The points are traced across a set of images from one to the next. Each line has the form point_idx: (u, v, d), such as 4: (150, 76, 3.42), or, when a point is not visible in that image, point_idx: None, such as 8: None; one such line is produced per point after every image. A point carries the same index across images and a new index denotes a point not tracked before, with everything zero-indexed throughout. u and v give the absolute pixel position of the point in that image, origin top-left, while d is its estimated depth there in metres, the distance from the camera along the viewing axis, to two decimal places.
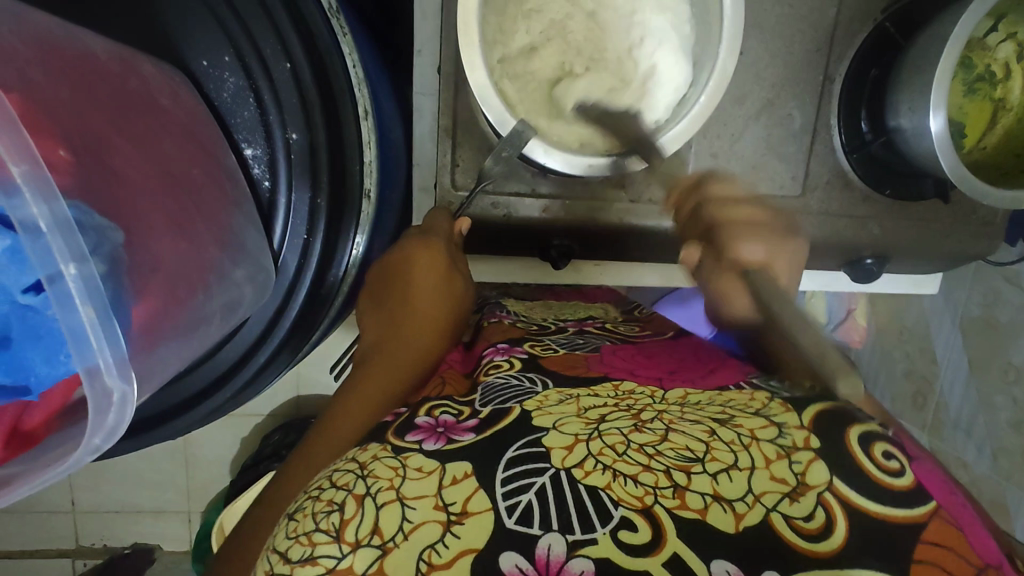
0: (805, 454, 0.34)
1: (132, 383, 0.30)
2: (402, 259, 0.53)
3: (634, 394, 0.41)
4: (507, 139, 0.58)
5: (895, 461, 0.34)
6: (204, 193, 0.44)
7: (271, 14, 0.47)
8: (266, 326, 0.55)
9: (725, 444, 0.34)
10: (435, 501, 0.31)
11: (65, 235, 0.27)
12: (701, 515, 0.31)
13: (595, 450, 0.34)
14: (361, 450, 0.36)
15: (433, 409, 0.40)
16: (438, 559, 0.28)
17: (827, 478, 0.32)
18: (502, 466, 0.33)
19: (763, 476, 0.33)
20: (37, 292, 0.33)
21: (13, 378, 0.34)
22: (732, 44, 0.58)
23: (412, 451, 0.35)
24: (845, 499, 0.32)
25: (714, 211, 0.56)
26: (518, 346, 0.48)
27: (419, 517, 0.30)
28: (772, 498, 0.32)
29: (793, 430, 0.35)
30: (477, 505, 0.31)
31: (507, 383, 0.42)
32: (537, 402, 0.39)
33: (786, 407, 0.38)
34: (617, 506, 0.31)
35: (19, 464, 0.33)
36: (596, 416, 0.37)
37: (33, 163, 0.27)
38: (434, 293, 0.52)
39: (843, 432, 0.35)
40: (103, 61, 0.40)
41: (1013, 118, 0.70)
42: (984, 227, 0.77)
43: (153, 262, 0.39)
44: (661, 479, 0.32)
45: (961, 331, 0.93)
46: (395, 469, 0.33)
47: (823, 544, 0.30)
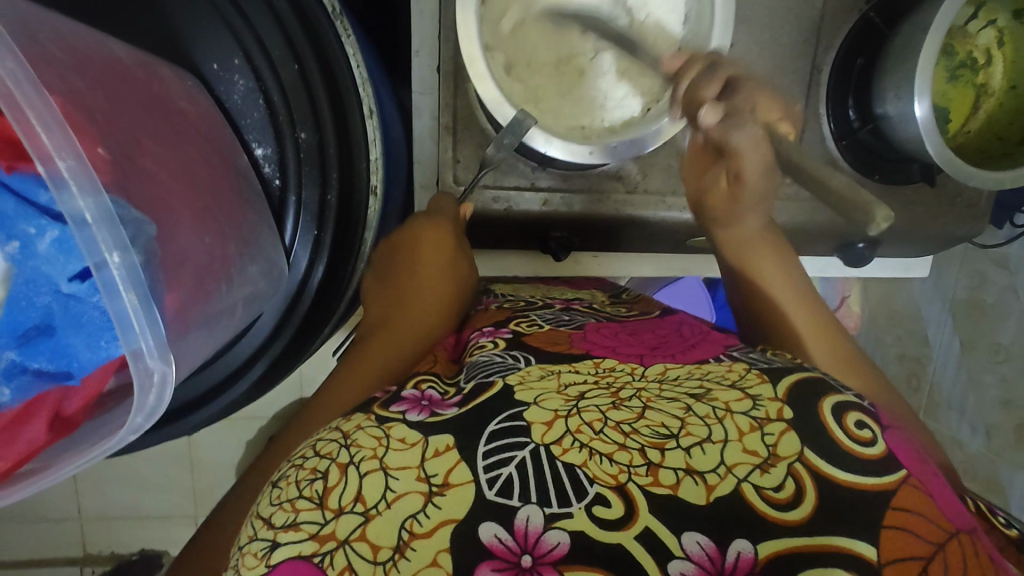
0: (778, 426, 0.35)
1: (171, 363, 0.31)
2: (411, 243, 0.54)
3: (614, 372, 0.42)
4: (508, 128, 0.59)
5: (867, 431, 0.36)
6: (222, 191, 0.46)
7: (281, 20, 0.49)
8: (282, 318, 0.57)
9: (699, 419, 0.36)
10: (418, 473, 0.33)
11: (108, 227, 0.29)
12: (673, 490, 0.32)
13: (573, 427, 0.35)
14: (343, 420, 0.39)
15: (420, 383, 0.42)
16: (419, 528, 0.31)
17: (798, 448, 0.34)
18: (483, 440, 0.35)
19: (736, 447, 0.34)
20: (82, 280, 0.34)
21: (58, 364, 0.35)
22: (723, 35, 0.61)
23: (395, 421, 0.37)
24: (814, 466, 0.34)
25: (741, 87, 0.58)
26: (503, 328, 0.49)
27: (401, 487, 0.33)
28: (742, 470, 0.33)
29: (767, 402, 0.37)
30: (459, 477, 0.33)
31: (491, 361, 0.43)
32: (519, 376, 0.40)
33: (761, 377, 0.39)
34: (592, 483, 0.32)
35: (66, 448, 0.35)
36: (575, 393, 0.39)
37: (80, 159, 0.29)
38: (441, 271, 0.53)
39: (817, 405, 0.37)
40: (126, 65, 0.41)
41: (995, 103, 0.72)
42: (969, 209, 0.79)
43: (181, 256, 0.40)
44: (636, 457, 0.34)
45: (950, 312, 0.96)
46: (378, 439, 0.35)
47: (792, 513, 0.32)
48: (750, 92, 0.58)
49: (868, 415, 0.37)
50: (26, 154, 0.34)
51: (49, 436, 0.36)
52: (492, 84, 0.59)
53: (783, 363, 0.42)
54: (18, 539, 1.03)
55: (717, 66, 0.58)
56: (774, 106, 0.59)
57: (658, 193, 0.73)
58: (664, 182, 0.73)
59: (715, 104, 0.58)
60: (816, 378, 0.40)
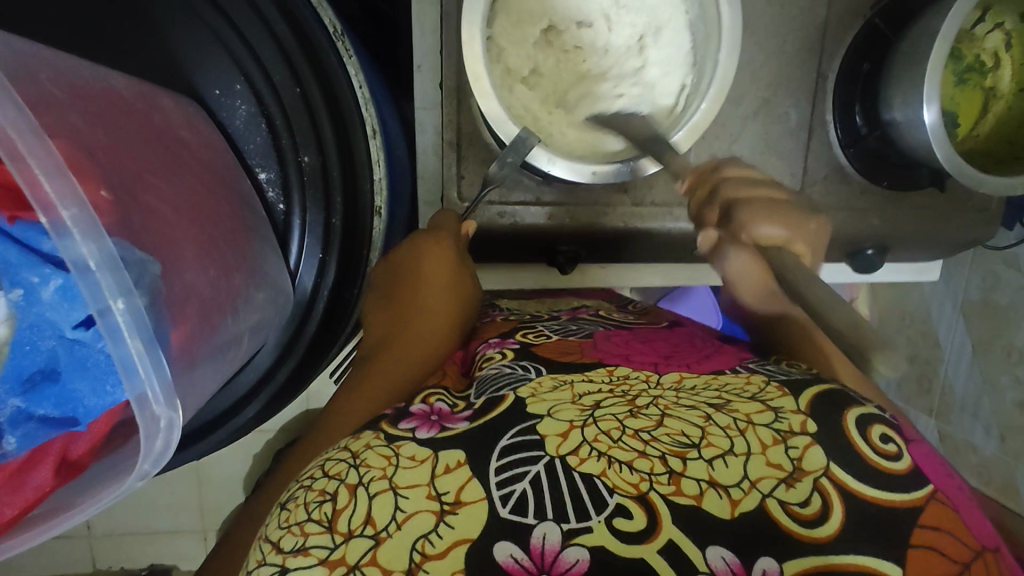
0: (803, 440, 0.34)
1: (178, 410, 0.31)
2: (411, 258, 0.53)
3: (629, 379, 0.41)
4: (510, 147, 0.59)
5: (892, 445, 0.35)
6: (227, 220, 0.46)
7: (283, 48, 0.49)
8: (286, 344, 0.56)
9: (721, 429, 0.35)
10: (429, 490, 0.33)
11: (112, 272, 0.29)
12: (697, 501, 0.32)
13: (590, 437, 0.35)
14: (354, 438, 0.38)
15: (428, 397, 0.41)
16: (432, 549, 0.30)
17: (824, 463, 0.33)
18: (496, 454, 0.34)
19: (759, 461, 0.33)
20: (86, 327, 0.34)
21: (64, 410, 0.35)
22: (731, 51, 0.59)
23: (404, 439, 0.36)
24: (841, 483, 0.33)
25: (732, 194, 0.55)
26: (510, 338, 0.48)
27: (412, 507, 0.32)
28: (767, 485, 0.32)
29: (789, 415, 0.36)
30: (471, 494, 0.32)
31: (501, 372, 0.43)
32: (531, 389, 0.40)
33: (782, 392, 0.38)
34: (612, 493, 0.32)
35: (75, 493, 0.34)
36: (591, 403, 0.38)
37: (82, 206, 0.28)
38: (445, 285, 0.52)
39: (841, 417, 0.36)
40: (126, 96, 0.41)
41: (1004, 105, 0.72)
42: (980, 213, 0.78)
43: (186, 292, 0.39)
44: (656, 465, 0.33)
45: (962, 314, 0.95)
46: (388, 458, 0.35)
47: (819, 529, 0.31)
48: (746, 221, 0.52)
49: (892, 428, 0.36)
50: (28, 203, 0.34)
51: (56, 478, 0.35)
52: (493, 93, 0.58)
53: (801, 374, 0.41)
54: (29, 559, 1.03)
55: (715, 193, 0.55)
56: (777, 229, 0.51)
57: (665, 205, 0.73)
58: (670, 193, 0.73)
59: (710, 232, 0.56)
60: (837, 389, 0.38)
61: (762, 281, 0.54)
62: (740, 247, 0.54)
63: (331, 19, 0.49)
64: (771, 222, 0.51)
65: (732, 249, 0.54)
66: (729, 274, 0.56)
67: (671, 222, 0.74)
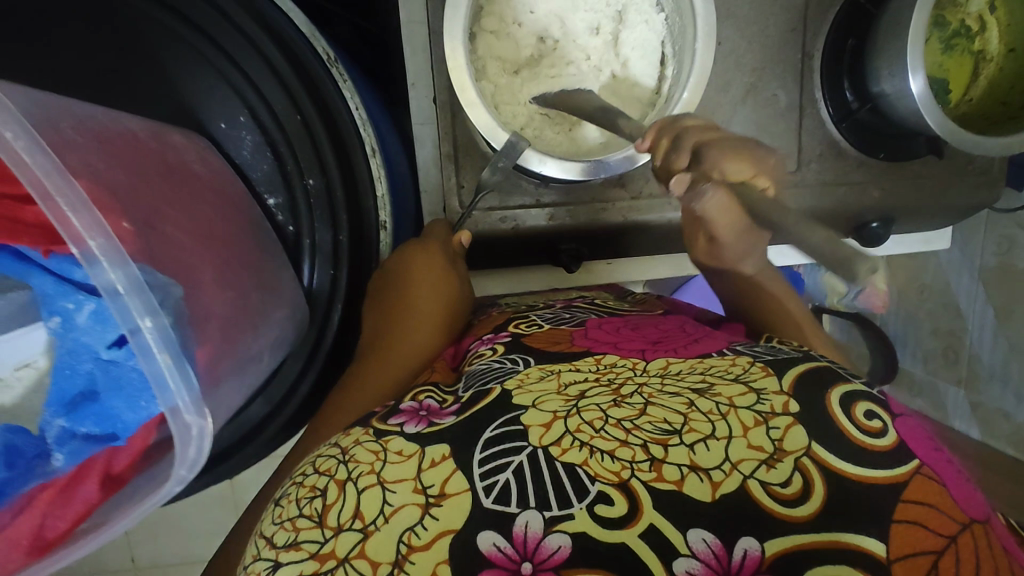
0: (783, 420, 0.36)
1: (207, 416, 0.32)
2: (403, 269, 0.55)
3: (615, 367, 0.43)
4: (501, 151, 0.61)
5: (876, 421, 0.36)
6: (240, 246, 0.48)
7: (283, 79, 0.52)
8: (304, 363, 0.58)
9: (703, 414, 0.37)
10: (415, 485, 0.35)
11: (139, 294, 0.30)
12: (678, 486, 0.34)
13: (573, 427, 0.37)
14: (344, 435, 0.41)
15: (419, 395, 0.44)
16: (417, 540, 0.33)
17: (805, 444, 0.35)
18: (480, 447, 0.37)
19: (740, 444, 0.35)
20: (119, 346, 0.36)
21: (103, 427, 0.38)
22: (708, 40, 0.62)
23: (392, 433, 0.39)
24: (823, 461, 0.34)
25: (695, 134, 0.56)
26: (502, 331, 0.51)
27: (399, 500, 0.35)
28: (748, 466, 0.34)
29: (771, 396, 0.38)
30: (454, 486, 0.35)
31: (490, 367, 0.45)
32: (518, 380, 0.42)
33: (765, 372, 0.40)
34: (594, 481, 0.34)
35: (118, 504, 0.36)
36: (575, 393, 0.40)
37: (109, 236, 0.29)
38: (432, 289, 0.55)
39: (824, 398, 0.37)
40: (141, 137, 0.44)
41: (995, 68, 0.71)
42: (981, 177, 0.78)
43: (205, 314, 0.42)
44: (638, 453, 0.35)
45: (981, 281, 0.94)
46: (376, 453, 0.38)
47: (801, 508, 0.33)
48: (715, 159, 0.54)
49: (878, 404, 0.38)
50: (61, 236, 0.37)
51: (102, 494, 0.37)
52: (474, 90, 0.60)
53: (786, 354, 0.43)
54: None
55: (682, 138, 0.56)
56: (744, 167, 0.53)
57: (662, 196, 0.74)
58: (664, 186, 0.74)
59: (682, 175, 0.56)
60: (823, 367, 0.40)
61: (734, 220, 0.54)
62: (714, 186, 0.53)
63: (323, 46, 0.52)
64: (738, 161, 0.54)
65: (709, 185, 0.53)
66: (704, 214, 0.55)
67: (672, 211, 0.75)
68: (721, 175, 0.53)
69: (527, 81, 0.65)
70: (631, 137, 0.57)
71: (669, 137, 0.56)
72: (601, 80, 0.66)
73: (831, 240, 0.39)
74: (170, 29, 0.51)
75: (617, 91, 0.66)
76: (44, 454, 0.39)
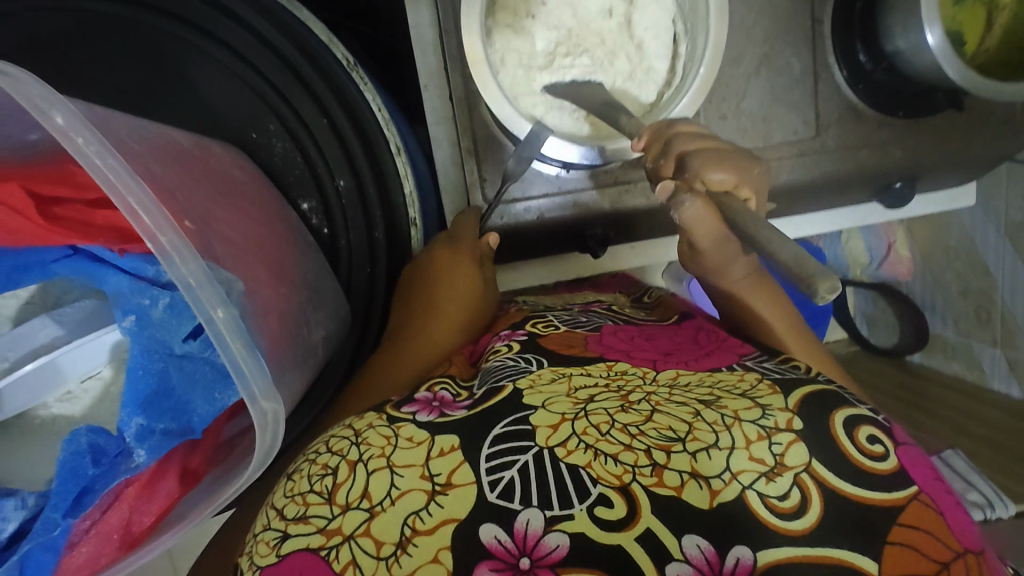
0: (786, 437, 0.38)
1: (280, 402, 0.33)
2: (428, 269, 0.56)
3: (626, 375, 0.44)
4: (525, 141, 0.62)
5: (879, 446, 0.38)
6: (283, 247, 0.49)
7: (309, 86, 0.53)
8: (349, 361, 0.59)
9: (707, 425, 0.38)
10: (422, 471, 0.37)
11: (209, 285, 0.30)
12: (677, 492, 0.35)
13: (579, 429, 0.38)
14: (358, 418, 0.43)
15: (433, 386, 0.45)
16: (422, 524, 0.35)
17: (806, 460, 0.37)
18: (489, 441, 0.38)
19: (742, 455, 0.37)
20: (194, 338, 0.38)
21: (180, 422, 0.38)
22: (721, 15, 0.63)
23: (405, 421, 0.41)
24: (821, 479, 0.36)
25: (683, 142, 0.53)
26: (519, 330, 0.52)
27: (406, 485, 0.36)
28: (748, 477, 0.36)
29: (776, 413, 0.39)
30: (461, 477, 0.36)
31: (505, 364, 0.46)
32: (529, 380, 0.43)
33: (773, 389, 0.41)
34: (595, 484, 0.35)
35: (197, 497, 0.38)
36: (584, 396, 0.41)
37: (179, 233, 0.30)
38: (458, 285, 0.56)
39: (829, 417, 0.39)
40: (189, 149, 0.45)
41: (1009, 15, 0.71)
42: (1006, 124, 0.77)
43: (266, 308, 0.43)
44: (640, 458, 0.37)
45: (1006, 236, 0.93)
46: (387, 438, 0.39)
47: (795, 523, 0.35)
48: (699, 168, 0.50)
49: (880, 429, 0.39)
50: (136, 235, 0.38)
51: (181, 488, 0.39)
52: (495, 86, 0.62)
53: (796, 374, 0.44)
54: None
55: (671, 144, 0.54)
56: (726, 176, 0.50)
57: None
58: None
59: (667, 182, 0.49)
60: (829, 391, 0.41)
61: (717, 229, 0.48)
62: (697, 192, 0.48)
63: (343, 52, 0.54)
64: (722, 168, 0.50)
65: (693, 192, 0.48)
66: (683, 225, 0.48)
67: None
68: (703, 187, 0.50)
69: (552, 70, 0.65)
70: (631, 135, 0.58)
71: (660, 145, 0.55)
72: (615, 65, 0.66)
73: (801, 257, 0.37)
74: (195, 46, 0.52)
75: (633, 75, 0.67)
76: (126, 452, 0.38)
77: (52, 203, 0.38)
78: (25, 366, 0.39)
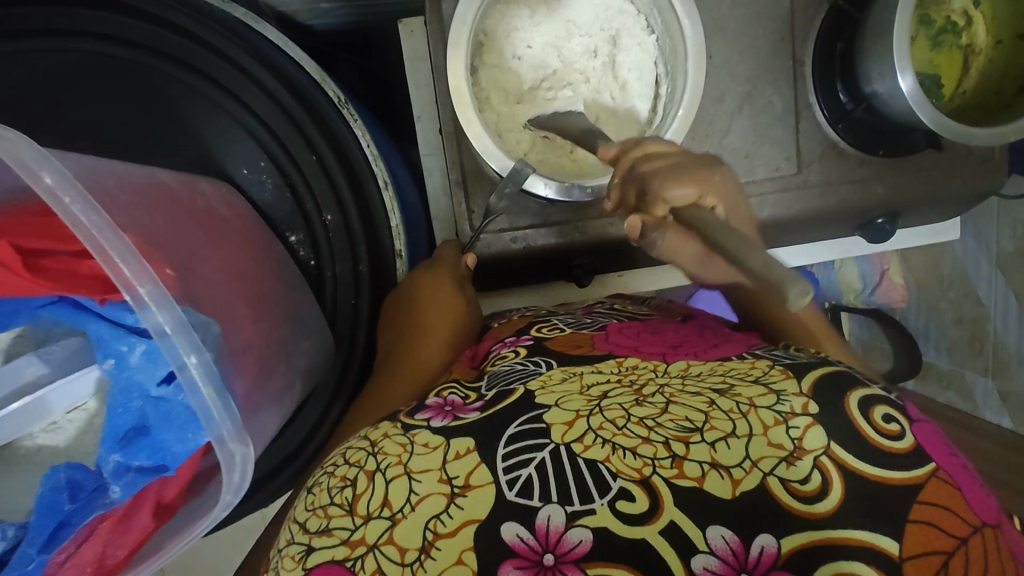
0: (804, 419, 0.39)
1: (249, 444, 0.35)
2: (411, 294, 0.58)
3: (637, 369, 0.46)
4: (508, 178, 0.64)
5: (894, 424, 0.39)
6: (268, 281, 0.51)
7: (300, 127, 0.56)
8: (335, 387, 0.61)
9: (724, 412, 0.40)
10: (441, 475, 0.39)
11: (185, 334, 0.32)
12: (698, 482, 0.37)
13: (595, 425, 0.40)
14: (372, 429, 0.45)
15: (443, 391, 0.48)
16: (444, 527, 0.37)
17: (825, 443, 0.38)
18: (503, 442, 0.40)
19: (761, 442, 0.38)
20: (168, 382, 0.39)
21: (155, 460, 0.40)
22: (698, 62, 0.64)
23: (419, 427, 0.43)
24: (842, 461, 0.38)
25: (644, 166, 0.53)
26: (525, 335, 0.54)
27: (425, 490, 0.39)
28: (768, 464, 0.38)
29: (792, 397, 0.41)
30: (478, 479, 0.39)
31: (514, 369, 0.48)
32: (541, 381, 0.46)
33: (785, 373, 0.43)
34: (616, 478, 0.38)
35: (169, 532, 0.40)
36: (597, 393, 0.44)
37: (156, 282, 0.32)
38: (441, 310, 0.57)
39: (845, 399, 0.40)
40: (176, 188, 0.47)
41: (985, 59, 0.72)
42: (984, 164, 0.79)
43: (246, 346, 0.45)
44: (660, 449, 0.39)
45: (999, 268, 0.94)
46: (403, 446, 0.41)
47: (818, 505, 0.36)
48: (660, 189, 0.51)
49: (895, 408, 0.40)
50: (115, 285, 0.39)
51: (155, 521, 0.41)
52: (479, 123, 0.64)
53: (806, 358, 0.46)
54: None
55: (634, 171, 0.54)
56: (688, 191, 0.50)
57: None
58: None
59: (633, 218, 0.54)
60: (840, 370, 0.43)
61: (692, 249, 0.54)
62: (662, 225, 0.53)
63: (334, 91, 0.55)
64: (681, 185, 0.50)
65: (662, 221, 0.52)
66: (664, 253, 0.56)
67: None
68: (667, 206, 0.51)
69: (534, 110, 0.68)
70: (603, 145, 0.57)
71: (627, 175, 0.55)
72: (600, 101, 0.69)
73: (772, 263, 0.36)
74: (193, 89, 0.55)
75: (615, 112, 0.69)
76: (103, 487, 0.41)
77: (40, 257, 0.40)
78: (11, 404, 0.40)
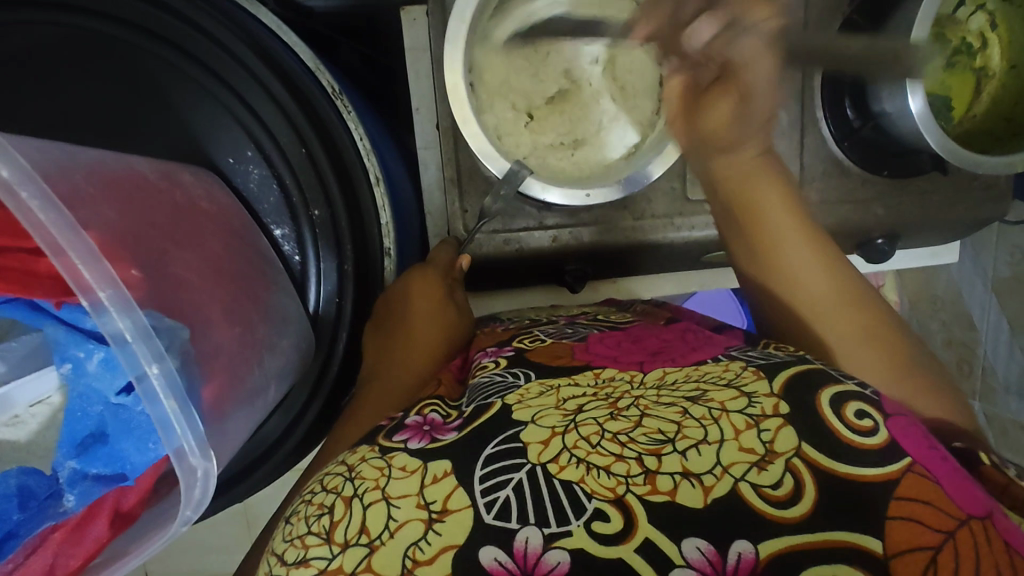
0: (774, 422, 0.38)
1: (211, 459, 0.35)
2: (401, 295, 0.57)
3: (614, 381, 0.45)
4: (503, 180, 0.63)
5: (868, 420, 0.39)
6: (251, 278, 0.51)
7: (286, 112, 0.53)
8: (308, 392, 0.59)
9: (696, 421, 0.39)
10: (418, 500, 0.37)
11: (145, 342, 0.32)
12: (671, 496, 0.36)
13: (570, 444, 0.39)
14: (350, 453, 0.44)
15: (424, 409, 0.46)
16: (422, 555, 0.35)
17: (796, 444, 0.37)
18: (480, 464, 0.39)
19: (733, 447, 0.37)
20: (127, 392, 0.38)
21: (113, 467, 0.39)
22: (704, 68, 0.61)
23: (397, 450, 0.41)
24: (813, 461, 0.37)
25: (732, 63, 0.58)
26: (506, 347, 0.52)
27: (402, 516, 0.37)
28: (739, 469, 0.36)
29: (762, 399, 0.40)
30: (457, 502, 0.37)
31: (492, 381, 0.47)
32: (518, 396, 0.44)
33: (757, 375, 0.42)
34: (591, 498, 0.36)
35: (130, 541, 0.38)
36: (573, 407, 0.42)
37: (116, 286, 0.32)
38: (429, 315, 0.56)
39: (815, 398, 0.40)
40: (151, 178, 0.47)
41: (997, 84, 0.71)
42: (988, 191, 0.77)
43: (214, 350, 0.44)
44: (632, 467, 0.37)
45: (992, 291, 0.94)
46: (380, 469, 0.40)
47: (790, 510, 0.35)
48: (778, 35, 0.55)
49: (869, 403, 0.40)
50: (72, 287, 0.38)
51: (111, 532, 0.39)
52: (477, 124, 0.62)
53: (781, 359, 0.45)
54: None
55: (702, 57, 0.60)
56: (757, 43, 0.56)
57: (665, 216, 0.74)
58: (668, 205, 0.73)
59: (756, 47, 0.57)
60: (817, 370, 0.43)
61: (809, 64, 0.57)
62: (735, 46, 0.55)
63: (328, 80, 0.54)
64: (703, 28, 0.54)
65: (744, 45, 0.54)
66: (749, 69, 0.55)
67: (676, 231, 0.74)
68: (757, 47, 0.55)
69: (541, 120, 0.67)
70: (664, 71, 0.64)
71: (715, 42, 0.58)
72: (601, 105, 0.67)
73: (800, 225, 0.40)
74: (180, 70, 0.53)
75: (619, 117, 0.68)
76: (56, 495, 0.40)
77: None
78: None
